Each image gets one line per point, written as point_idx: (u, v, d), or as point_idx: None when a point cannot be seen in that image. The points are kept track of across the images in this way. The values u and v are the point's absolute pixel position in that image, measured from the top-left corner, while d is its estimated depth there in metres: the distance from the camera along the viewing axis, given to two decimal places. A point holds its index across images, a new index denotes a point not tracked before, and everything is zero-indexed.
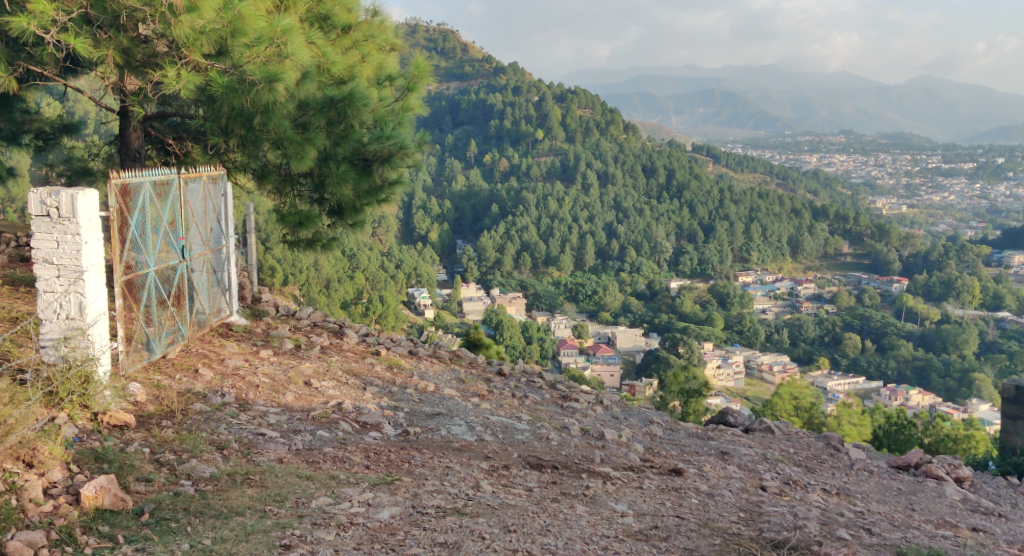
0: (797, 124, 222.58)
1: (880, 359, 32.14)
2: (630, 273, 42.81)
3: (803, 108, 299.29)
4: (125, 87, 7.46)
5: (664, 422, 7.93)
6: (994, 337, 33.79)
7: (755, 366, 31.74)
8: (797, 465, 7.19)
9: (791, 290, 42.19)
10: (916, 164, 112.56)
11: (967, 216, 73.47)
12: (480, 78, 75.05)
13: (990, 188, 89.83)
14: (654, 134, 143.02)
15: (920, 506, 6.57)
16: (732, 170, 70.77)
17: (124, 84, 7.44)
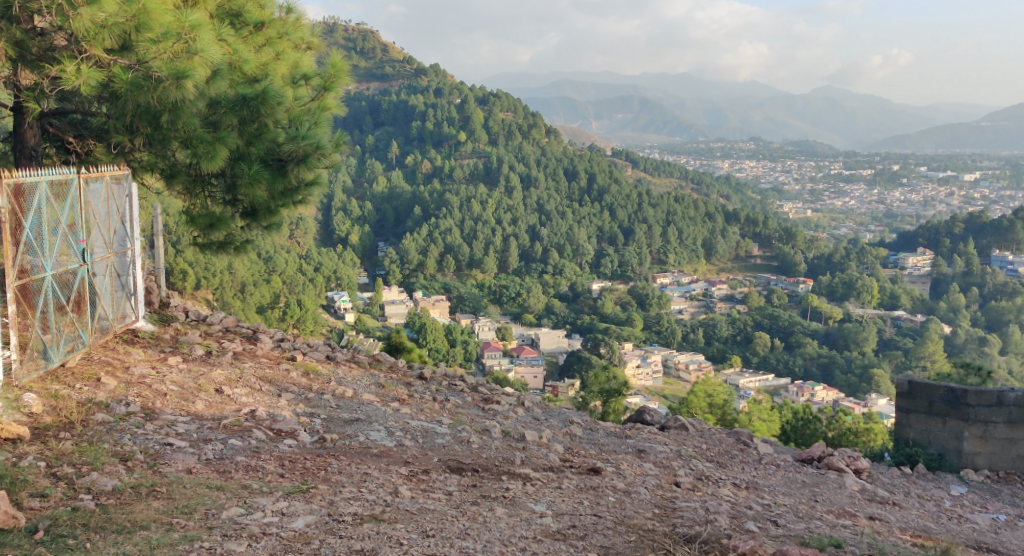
0: (710, 131, 227.32)
1: (788, 356, 33.31)
2: (552, 276, 43.38)
3: (716, 114, 305.44)
4: (19, 83, 7.54)
5: (583, 422, 8.25)
6: (892, 334, 35.36)
7: (672, 365, 32.55)
8: (709, 460, 7.62)
9: (705, 291, 43.25)
10: (821, 170, 116.18)
11: (867, 220, 76.33)
12: (400, 79, 74.92)
13: (887, 194, 93.46)
14: (574, 136, 144.43)
15: (822, 497, 7.02)
16: (650, 175, 72.08)
17: (18, 80, 7.51)
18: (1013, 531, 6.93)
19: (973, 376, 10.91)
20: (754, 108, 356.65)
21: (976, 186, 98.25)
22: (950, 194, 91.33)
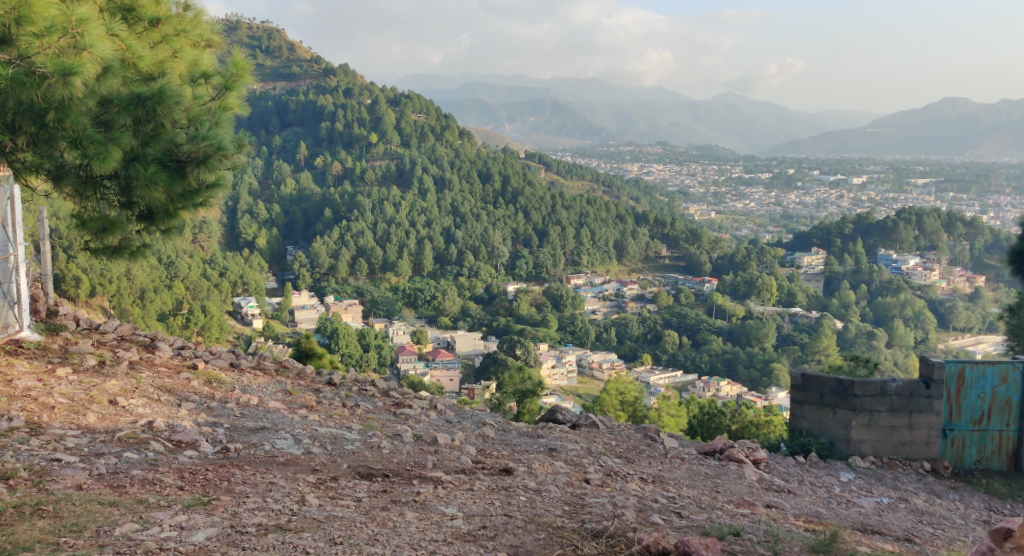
0: (620, 135, 230.75)
1: (695, 353, 34.26)
2: (468, 278, 43.65)
3: (626, 119, 310.09)
4: None
5: (496, 423, 8.13)
6: (790, 330, 36.74)
7: (586, 365, 33.14)
8: (618, 456, 7.62)
9: (617, 291, 44.04)
10: (724, 174, 119.35)
11: (765, 221, 78.83)
12: (308, 78, 74.19)
13: (785, 196, 96.70)
14: (487, 139, 144.90)
15: (723, 488, 7.12)
16: (562, 177, 72.99)
17: None
18: (896, 513, 7.19)
19: (862, 368, 11.46)
20: (656, 112, 363.16)
21: (865, 189, 102.53)
22: (841, 196, 95.12)
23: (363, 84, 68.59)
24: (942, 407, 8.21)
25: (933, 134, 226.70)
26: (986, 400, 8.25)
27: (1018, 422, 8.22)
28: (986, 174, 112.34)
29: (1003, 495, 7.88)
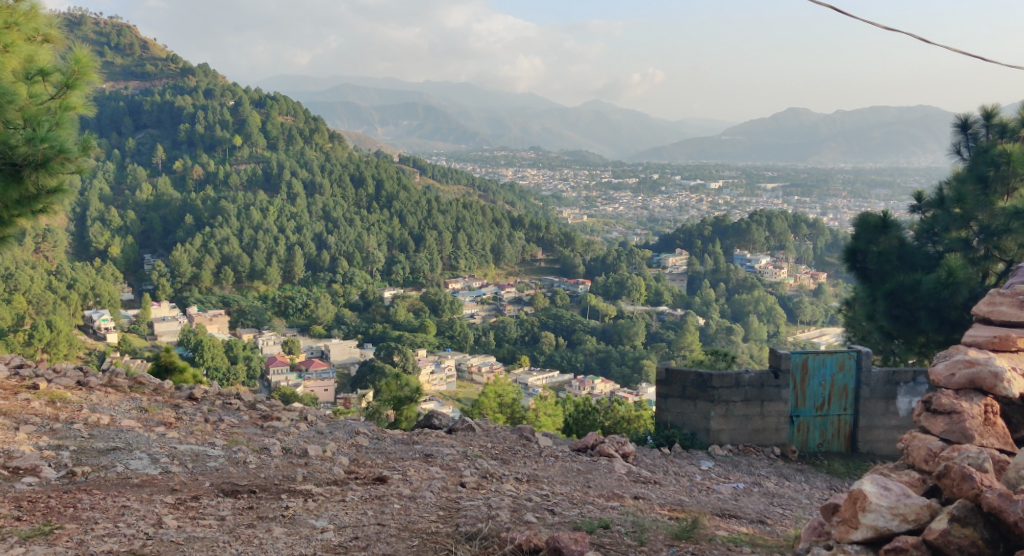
0: (493, 139, 231.97)
1: (571, 353, 34.99)
2: (342, 284, 43.47)
3: (499, 123, 311.99)
4: None
5: (370, 431, 7.94)
6: (658, 328, 38.08)
7: (465, 368, 33.48)
8: (493, 458, 7.70)
9: (495, 294, 44.58)
10: (593, 178, 122.09)
11: (633, 224, 81.10)
12: (164, 79, 71.73)
13: (651, 201, 99.70)
14: (357, 142, 143.37)
15: (594, 482, 7.33)
16: (438, 181, 73.18)
17: None
18: (749, 497, 7.68)
19: (721, 362, 12.20)
20: (528, 117, 367.06)
21: (720, 192, 106.80)
22: (700, 200, 98.88)
23: (224, 84, 66.95)
24: (789, 395, 8.81)
25: (791, 140, 237.19)
26: (826, 386, 8.84)
27: (854, 406, 8.84)
28: (827, 179, 119.18)
29: (843, 475, 8.55)
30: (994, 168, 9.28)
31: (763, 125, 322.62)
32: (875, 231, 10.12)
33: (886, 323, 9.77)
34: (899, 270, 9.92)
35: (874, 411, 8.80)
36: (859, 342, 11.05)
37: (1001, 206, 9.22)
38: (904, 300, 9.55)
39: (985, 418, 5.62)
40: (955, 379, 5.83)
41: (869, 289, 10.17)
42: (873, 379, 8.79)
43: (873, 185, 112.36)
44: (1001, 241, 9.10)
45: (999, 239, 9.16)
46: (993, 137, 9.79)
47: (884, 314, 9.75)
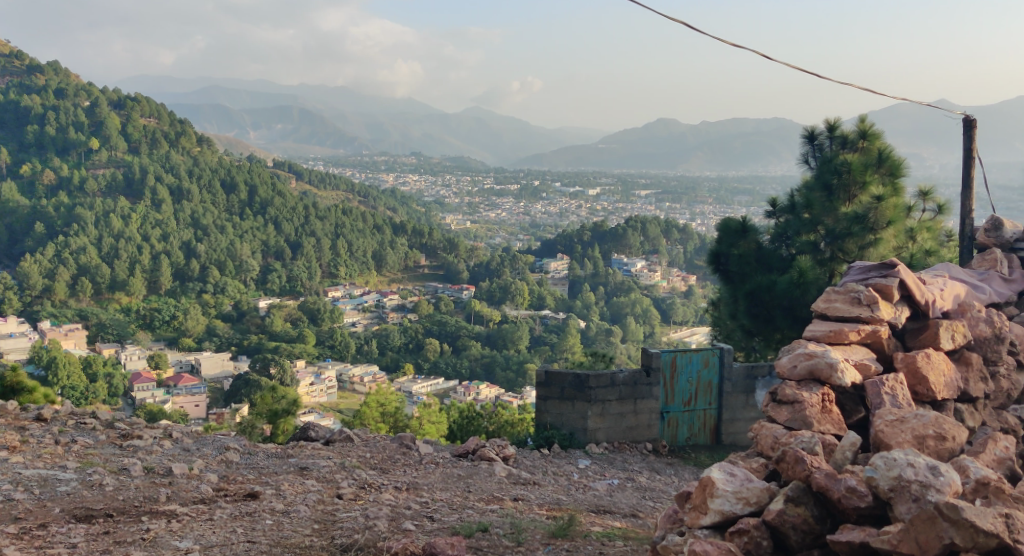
0: (374, 145, 229.54)
1: (455, 360, 35.10)
2: (213, 294, 42.40)
3: (382, 129, 309.43)
4: None
5: (241, 446, 7.25)
6: (541, 331, 38.77)
7: (346, 379, 33.29)
8: (373, 468, 7.16)
9: (377, 302, 44.44)
10: (474, 185, 122.70)
11: (516, 229, 81.89)
12: (8, 76, 67.79)
13: (532, 207, 100.95)
14: (229, 147, 139.13)
15: (474, 487, 7.04)
16: (314, 187, 72.17)
17: None
18: (623, 492, 7.81)
19: (599, 363, 12.60)
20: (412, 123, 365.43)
21: (597, 198, 109.05)
22: (579, 205, 100.76)
23: (77, 83, 63.74)
24: (659, 392, 9.19)
25: (668, 147, 243.78)
26: (693, 383, 9.28)
27: (718, 401, 9.33)
28: (695, 186, 123.26)
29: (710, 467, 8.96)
30: (837, 176, 10.00)
31: (643, 132, 330.01)
32: (735, 235, 10.74)
33: (747, 321, 10.33)
34: (757, 271, 10.53)
35: (736, 404, 9.30)
36: (722, 340, 11.65)
37: (843, 211, 9.96)
38: (762, 299, 10.10)
39: (825, 405, 5.13)
40: (796, 371, 5.29)
41: (731, 290, 10.77)
42: (734, 373, 9.28)
43: (736, 193, 116.94)
44: (844, 243, 9.83)
45: (842, 242, 9.87)
46: (835, 148, 10.50)
47: (745, 313, 10.28)
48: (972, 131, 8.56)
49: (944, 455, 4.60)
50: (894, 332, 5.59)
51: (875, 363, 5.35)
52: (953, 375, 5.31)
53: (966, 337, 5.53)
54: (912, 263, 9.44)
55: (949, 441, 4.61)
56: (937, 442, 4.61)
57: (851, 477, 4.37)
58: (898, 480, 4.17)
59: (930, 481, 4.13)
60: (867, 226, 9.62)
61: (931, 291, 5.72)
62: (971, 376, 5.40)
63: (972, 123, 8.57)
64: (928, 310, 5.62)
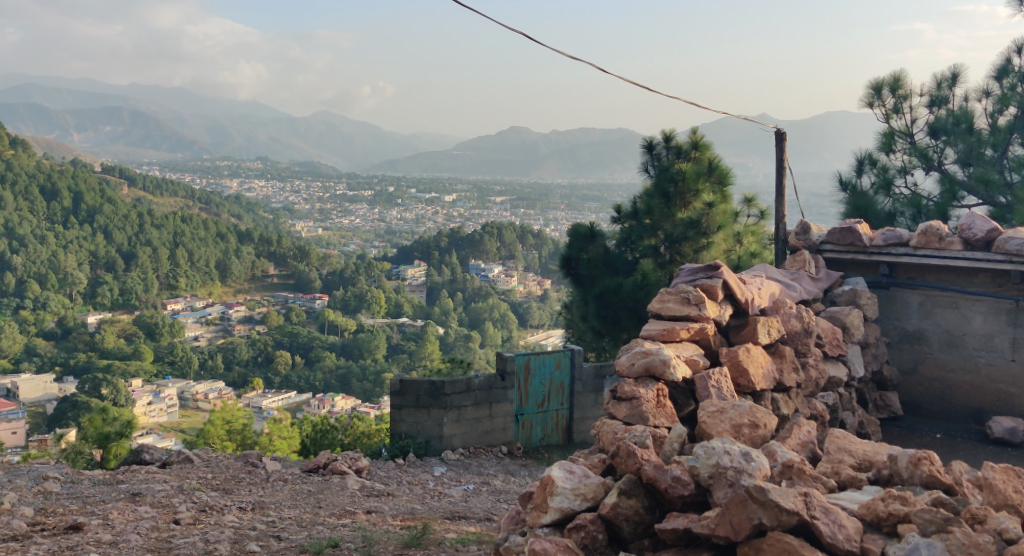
0: (220, 150, 221.37)
1: (308, 373, 34.37)
2: (34, 311, 39.76)
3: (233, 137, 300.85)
4: None
5: (62, 475, 6.91)
6: (399, 339, 38.49)
7: (189, 397, 31.73)
8: (214, 489, 6.93)
9: (222, 314, 42.96)
10: (325, 191, 120.04)
11: (370, 236, 81.03)
12: None
13: (388, 214, 100.20)
14: (52, 149, 130.02)
15: (325, 502, 6.85)
16: (151, 194, 68.61)
17: None
18: (479, 496, 7.52)
19: (457, 370, 12.40)
20: (267, 130, 357.27)
21: (454, 204, 109.10)
22: (435, 212, 100.46)
23: None
24: (514, 395, 9.10)
25: (526, 154, 247.05)
26: (546, 384, 9.24)
27: (569, 401, 9.37)
28: (548, 193, 124.94)
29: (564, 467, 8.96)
30: (673, 184, 10.55)
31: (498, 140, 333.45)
32: (584, 240, 10.99)
33: (597, 323, 10.54)
34: (604, 275, 10.81)
35: (586, 403, 9.41)
36: (573, 342, 11.78)
37: (680, 217, 10.53)
38: (610, 302, 10.33)
39: (659, 401, 5.12)
40: (634, 368, 5.26)
41: (582, 294, 11.01)
42: (584, 374, 9.37)
43: (587, 199, 119.31)
44: (682, 247, 10.44)
45: (679, 245, 10.48)
46: (671, 157, 10.93)
47: (595, 315, 10.51)
48: (783, 143, 9.11)
49: (757, 443, 4.80)
50: (718, 330, 5.75)
51: (704, 359, 5.43)
52: (768, 366, 5.56)
53: (781, 332, 5.81)
54: (739, 265, 9.96)
55: (761, 429, 4.81)
56: (751, 430, 4.80)
57: (675, 466, 4.27)
58: (716, 467, 4.13)
59: (743, 466, 4.11)
60: (700, 231, 10.21)
61: (751, 291, 5.97)
62: (784, 367, 5.67)
63: (783, 135, 9.11)
64: (748, 308, 5.83)
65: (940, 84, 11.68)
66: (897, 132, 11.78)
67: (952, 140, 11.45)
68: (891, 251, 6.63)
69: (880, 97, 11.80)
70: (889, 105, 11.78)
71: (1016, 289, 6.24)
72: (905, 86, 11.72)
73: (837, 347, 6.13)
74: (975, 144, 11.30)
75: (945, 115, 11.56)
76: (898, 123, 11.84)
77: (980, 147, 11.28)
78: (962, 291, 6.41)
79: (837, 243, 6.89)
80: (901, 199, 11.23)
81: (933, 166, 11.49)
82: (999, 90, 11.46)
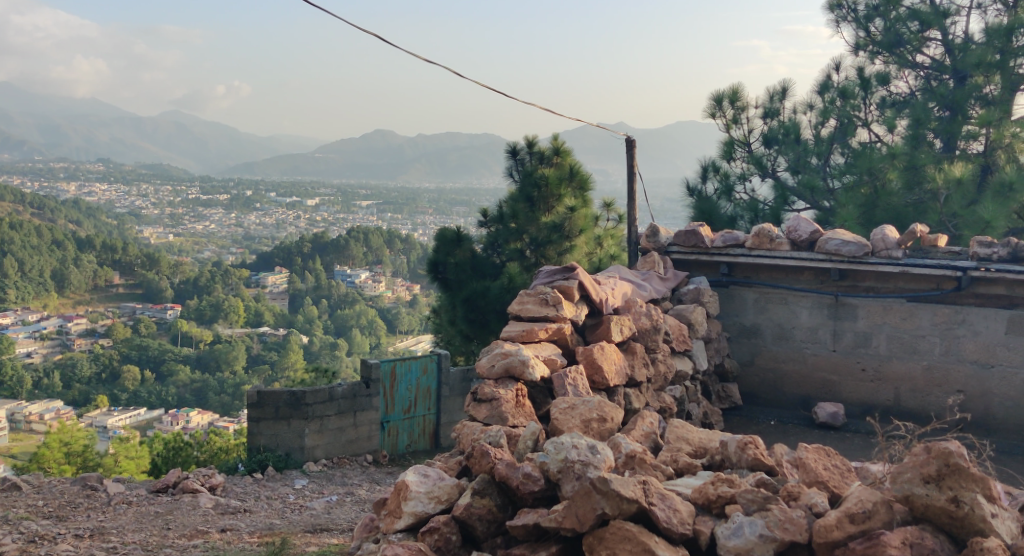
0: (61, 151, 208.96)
1: (159, 388, 32.71)
2: None
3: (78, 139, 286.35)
4: None
5: None
6: (259, 350, 37.41)
7: (21, 419, 28.50)
8: (47, 516, 6.48)
9: (60, 328, 39.97)
10: (176, 195, 115.04)
11: (227, 243, 78.36)
12: None
13: (245, 218, 97.12)
14: None
15: (175, 522, 6.47)
16: None
17: None
18: (342, 507, 7.24)
19: (321, 380, 12.06)
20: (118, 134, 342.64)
21: (317, 209, 106.96)
22: (296, 217, 98.14)
23: None
24: (379, 403, 8.81)
25: (392, 158, 245.28)
26: (412, 389, 8.97)
27: (437, 405, 9.10)
28: (415, 197, 124.26)
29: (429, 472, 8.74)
30: (537, 189, 10.56)
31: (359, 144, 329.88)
32: (451, 244, 10.77)
33: (464, 327, 10.39)
34: (473, 278, 10.68)
35: (453, 407, 9.14)
36: (440, 346, 11.56)
37: (544, 221, 10.58)
38: (477, 305, 10.24)
39: (518, 400, 4.99)
40: (493, 370, 5.12)
41: (449, 298, 10.82)
42: (451, 378, 9.12)
43: (455, 203, 119.14)
44: (546, 250, 10.54)
45: (544, 249, 10.57)
46: (534, 163, 10.89)
47: (462, 318, 10.37)
48: (633, 150, 9.21)
49: (604, 436, 4.76)
50: (574, 329, 5.71)
51: (561, 358, 5.36)
52: (621, 363, 5.53)
53: (632, 329, 5.81)
54: (600, 266, 10.30)
55: (608, 422, 4.76)
56: (599, 424, 4.76)
57: (527, 463, 4.15)
58: (564, 461, 4.05)
59: (590, 458, 4.05)
60: (564, 234, 10.41)
61: (602, 291, 5.97)
62: (635, 364, 5.66)
63: (633, 143, 9.24)
64: (601, 307, 5.83)
65: (772, 96, 11.96)
66: (737, 141, 12.02)
67: (783, 149, 11.82)
68: (729, 252, 6.75)
69: (720, 108, 12.01)
70: (728, 117, 11.99)
71: (836, 285, 6.46)
72: (743, 97, 11.95)
73: (682, 343, 6.19)
74: (802, 153, 11.71)
75: (776, 125, 11.89)
76: (737, 132, 12.06)
77: (808, 156, 11.71)
78: (790, 288, 6.57)
79: (683, 245, 6.94)
80: (742, 204, 11.58)
81: (768, 173, 11.86)
82: (821, 104, 11.88)
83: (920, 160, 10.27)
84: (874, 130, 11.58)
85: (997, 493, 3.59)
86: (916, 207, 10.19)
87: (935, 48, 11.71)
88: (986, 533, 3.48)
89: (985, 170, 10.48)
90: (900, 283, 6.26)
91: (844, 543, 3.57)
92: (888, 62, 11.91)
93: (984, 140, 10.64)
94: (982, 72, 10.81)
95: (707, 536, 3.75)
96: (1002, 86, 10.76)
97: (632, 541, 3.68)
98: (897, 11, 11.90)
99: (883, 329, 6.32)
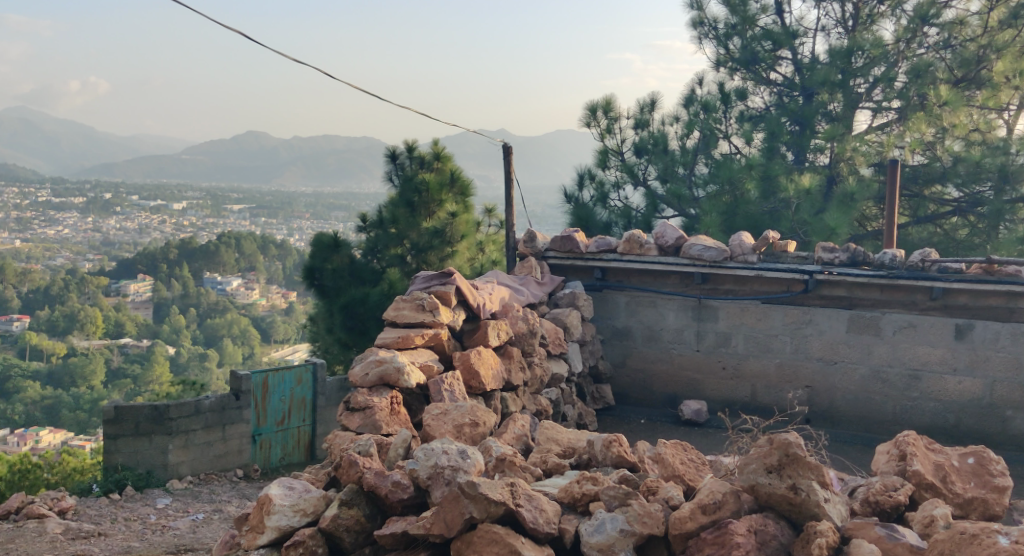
0: None
1: (6, 405, 30.49)
2: None
3: None
4: None
5: None
6: (120, 362, 35.93)
7: None
8: None
9: None
10: (24, 196, 108.66)
11: (83, 249, 74.67)
12: None
13: (102, 223, 92.59)
14: None
15: (19, 550, 6.26)
16: None
17: None
18: (209, 525, 7.13)
19: (189, 392, 11.80)
20: None
21: (184, 213, 103.27)
22: (160, 222, 94.41)
23: None
24: (250, 415, 8.70)
25: (266, 162, 239.85)
26: (286, 401, 8.90)
27: (312, 416, 9.03)
28: (290, 201, 121.66)
29: None
30: (417, 194, 10.67)
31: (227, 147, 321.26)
32: (329, 249, 10.82)
33: (342, 334, 10.35)
34: (352, 284, 10.68)
35: (330, 417, 9.09)
36: (316, 354, 11.46)
37: (425, 226, 10.67)
38: (356, 312, 10.23)
39: (393, 407, 5.06)
40: (367, 378, 5.18)
41: (327, 305, 10.78)
42: (327, 388, 9.07)
43: (333, 208, 117.52)
44: (427, 255, 10.60)
45: (425, 254, 10.64)
46: (414, 167, 11.07)
47: (341, 326, 10.33)
48: (511, 156, 9.37)
49: (476, 440, 4.89)
50: (452, 334, 5.82)
51: (437, 363, 5.47)
52: (498, 367, 5.70)
53: (508, 334, 5.97)
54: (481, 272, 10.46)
55: (480, 426, 4.90)
56: (472, 429, 4.89)
57: (396, 471, 4.24)
58: (434, 467, 4.15)
59: (460, 462, 4.17)
60: (445, 239, 10.52)
61: (481, 296, 6.07)
62: (509, 368, 5.81)
63: (510, 149, 9.39)
64: (479, 312, 5.94)
65: (643, 108, 12.35)
66: (611, 150, 12.36)
67: (653, 159, 12.18)
68: (602, 257, 6.96)
69: (595, 118, 12.36)
70: (602, 126, 12.33)
71: (699, 288, 6.77)
72: (615, 108, 12.30)
73: (558, 346, 6.40)
74: (670, 163, 12.09)
75: (646, 136, 12.25)
76: (611, 141, 12.39)
77: (674, 166, 12.10)
78: (658, 291, 6.85)
79: (559, 249, 7.14)
80: (615, 211, 12.07)
81: (640, 182, 12.24)
82: (686, 116, 12.29)
83: (774, 170, 10.89)
84: (733, 142, 12.08)
85: (831, 480, 3.89)
86: (771, 215, 10.76)
87: (786, 67, 12.35)
88: (819, 517, 3.77)
89: (829, 181, 11.10)
90: (756, 285, 6.62)
91: (697, 533, 3.80)
92: (745, 79, 12.49)
93: (830, 153, 11.32)
94: (826, 90, 11.54)
95: (571, 534, 3.92)
96: (843, 103, 11.55)
97: (499, 543, 3.81)
98: (751, 30, 12.43)
99: (741, 329, 6.66)
